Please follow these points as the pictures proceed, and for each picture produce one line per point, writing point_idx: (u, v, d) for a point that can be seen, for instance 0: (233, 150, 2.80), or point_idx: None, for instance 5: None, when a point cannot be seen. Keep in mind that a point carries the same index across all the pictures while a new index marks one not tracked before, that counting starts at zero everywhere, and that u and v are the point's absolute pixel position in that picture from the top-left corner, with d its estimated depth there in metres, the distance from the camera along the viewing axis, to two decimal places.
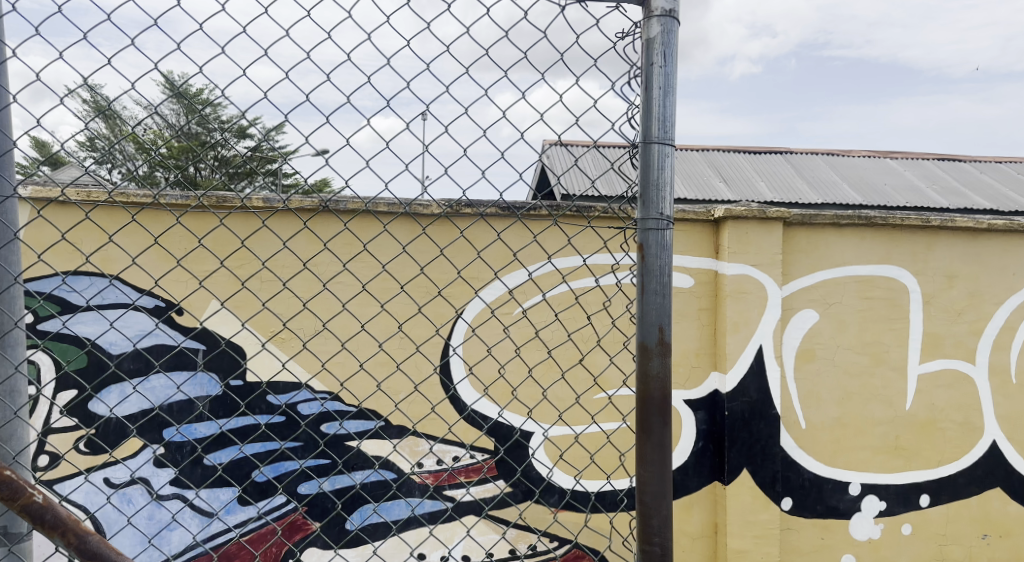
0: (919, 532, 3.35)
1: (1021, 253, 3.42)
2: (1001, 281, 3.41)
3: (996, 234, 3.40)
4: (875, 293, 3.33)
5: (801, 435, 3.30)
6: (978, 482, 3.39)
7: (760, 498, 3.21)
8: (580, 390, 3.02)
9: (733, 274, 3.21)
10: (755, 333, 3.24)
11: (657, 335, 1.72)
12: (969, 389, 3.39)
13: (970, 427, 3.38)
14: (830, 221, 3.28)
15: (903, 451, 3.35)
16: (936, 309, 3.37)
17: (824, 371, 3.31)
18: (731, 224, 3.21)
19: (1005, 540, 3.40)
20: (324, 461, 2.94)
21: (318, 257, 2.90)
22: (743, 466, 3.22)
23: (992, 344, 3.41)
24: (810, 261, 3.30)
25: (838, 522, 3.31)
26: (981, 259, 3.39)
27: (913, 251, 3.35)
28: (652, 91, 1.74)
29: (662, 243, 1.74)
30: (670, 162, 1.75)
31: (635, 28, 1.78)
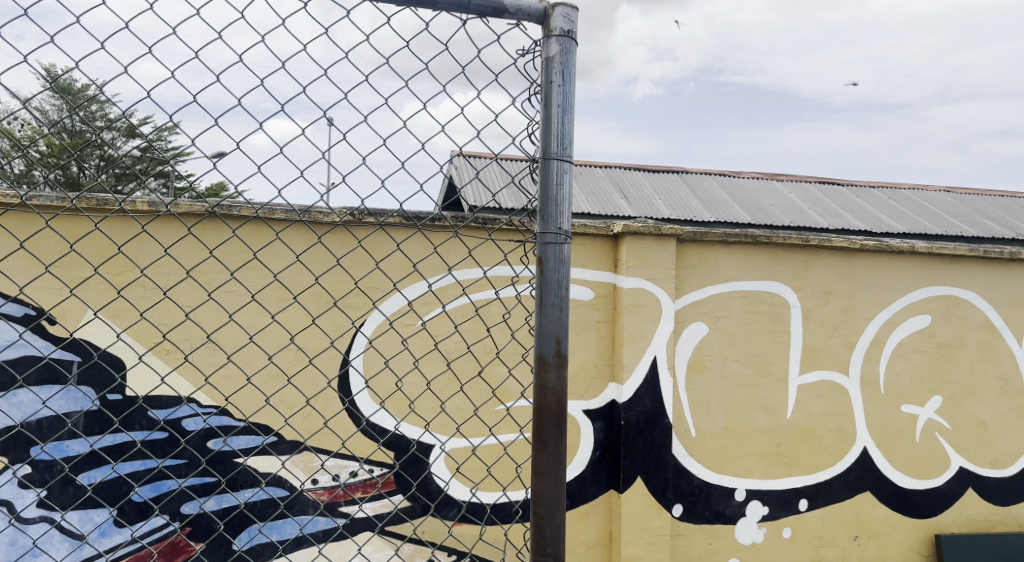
0: (798, 536, 3.53)
1: (889, 271, 3.67)
2: (871, 297, 3.65)
3: (867, 254, 3.64)
4: (760, 307, 3.51)
5: (691, 443, 3.43)
6: (850, 486, 3.60)
7: (652, 505, 3.30)
8: (479, 402, 3.02)
9: (631, 287, 3.31)
10: (650, 344, 3.34)
11: (554, 348, 1.75)
12: (843, 399, 3.61)
13: (843, 434, 3.60)
14: (719, 239, 3.43)
15: (784, 458, 3.53)
16: (814, 322, 3.57)
17: (713, 382, 3.45)
18: (629, 239, 3.31)
19: (874, 540, 3.61)
20: (209, 479, 2.81)
21: (204, 264, 2.78)
22: (638, 475, 3.31)
23: (864, 355, 3.64)
24: (702, 276, 3.44)
25: (725, 527, 3.45)
26: (853, 276, 3.63)
27: (793, 268, 3.55)
28: (551, 108, 1.77)
29: (560, 257, 1.77)
30: (567, 178, 1.79)
31: (535, 47, 1.82)
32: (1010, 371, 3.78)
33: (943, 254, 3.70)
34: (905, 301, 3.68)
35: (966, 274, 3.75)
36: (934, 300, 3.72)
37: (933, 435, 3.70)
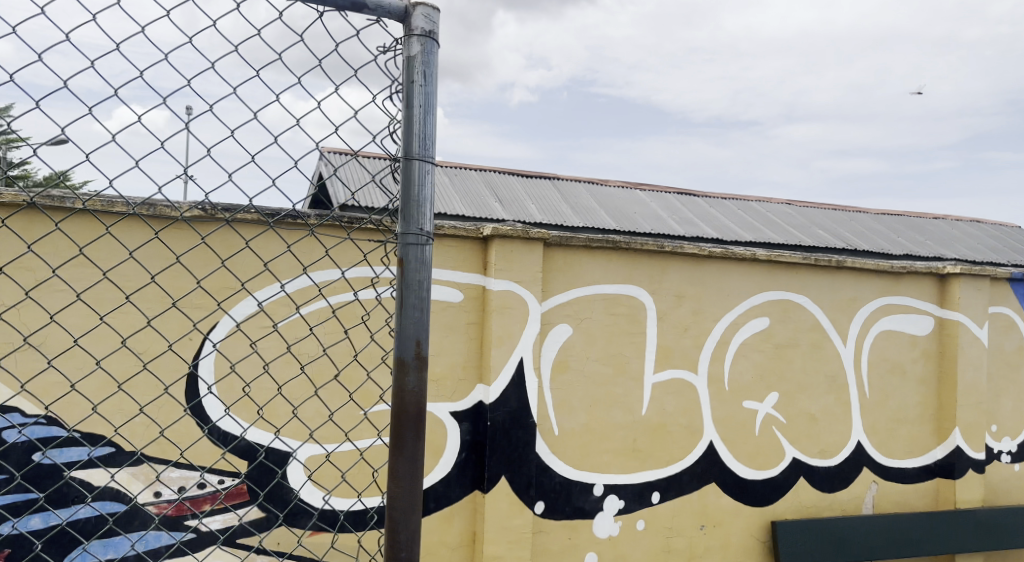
0: (651, 527, 3.69)
1: (734, 276, 3.92)
2: (718, 300, 3.88)
3: (716, 260, 3.87)
4: (619, 309, 3.64)
5: (555, 441, 3.51)
6: (698, 478, 3.80)
7: (515, 503, 3.34)
8: (334, 406, 2.95)
9: (499, 290, 3.34)
10: (517, 346, 3.39)
11: (414, 350, 1.73)
12: (693, 396, 3.81)
13: (692, 429, 3.80)
14: (583, 244, 3.53)
15: (639, 453, 3.68)
16: (668, 324, 3.75)
17: (575, 381, 3.55)
18: (497, 242, 3.34)
19: (718, 528, 3.83)
20: (31, 495, 2.59)
21: (22, 260, 2.56)
22: (501, 474, 3.34)
23: (711, 355, 3.86)
24: (566, 280, 3.53)
25: (583, 523, 3.55)
26: (703, 280, 3.84)
27: (649, 272, 3.71)
28: (412, 109, 1.75)
29: (421, 259, 1.75)
30: (429, 178, 1.78)
31: (396, 46, 1.79)
32: (836, 369, 4.14)
33: (782, 261, 4.00)
34: (747, 304, 3.95)
35: (800, 281, 4.08)
36: (773, 304, 4.01)
37: (770, 428, 3.98)
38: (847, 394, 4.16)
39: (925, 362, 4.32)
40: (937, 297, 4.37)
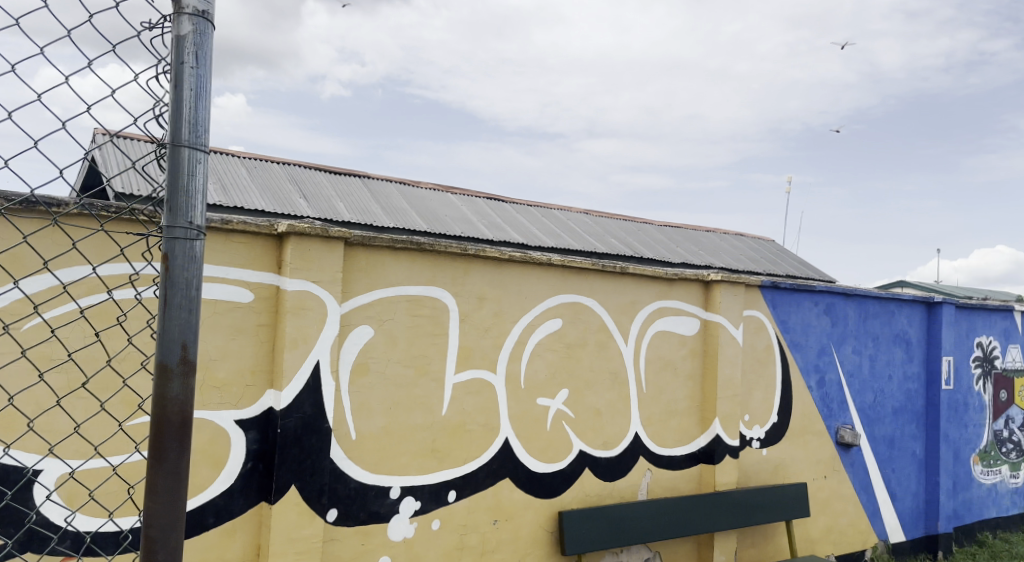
0: (447, 526, 3.70)
1: (532, 279, 4.05)
2: (516, 302, 3.98)
3: (515, 263, 3.97)
4: (422, 311, 3.62)
5: (352, 446, 3.42)
6: (493, 475, 3.87)
7: (305, 512, 3.20)
8: (81, 418, 2.65)
9: (293, 290, 3.19)
10: (313, 349, 3.25)
11: (179, 353, 1.58)
12: (490, 395, 3.87)
13: (489, 427, 3.87)
14: (387, 246, 3.48)
15: (437, 453, 3.68)
16: (470, 325, 3.79)
17: (376, 384, 3.48)
18: (294, 240, 3.18)
19: (509, 522, 3.92)
20: None
21: None
22: (291, 483, 3.18)
23: (509, 355, 3.95)
24: (368, 281, 3.45)
25: (377, 527, 3.48)
26: (503, 283, 3.93)
27: (452, 274, 3.73)
28: (182, 92, 1.60)
29: (190, 254, 1.60)
30: (201, 168, 1.62)
31: (164, 23, 1.63)
32: (619, 366, 4.41)
33: (574, 266, 4.20)
34: (542, 306, 4.09)
35: (589, 285, 4.30)
36: (565, 306, 4.19)
37: (561, 424, 4.16)
38: (627, 389, 4.45)
39: (693, 358, 4.74)
40: (702, 300, 4.81)
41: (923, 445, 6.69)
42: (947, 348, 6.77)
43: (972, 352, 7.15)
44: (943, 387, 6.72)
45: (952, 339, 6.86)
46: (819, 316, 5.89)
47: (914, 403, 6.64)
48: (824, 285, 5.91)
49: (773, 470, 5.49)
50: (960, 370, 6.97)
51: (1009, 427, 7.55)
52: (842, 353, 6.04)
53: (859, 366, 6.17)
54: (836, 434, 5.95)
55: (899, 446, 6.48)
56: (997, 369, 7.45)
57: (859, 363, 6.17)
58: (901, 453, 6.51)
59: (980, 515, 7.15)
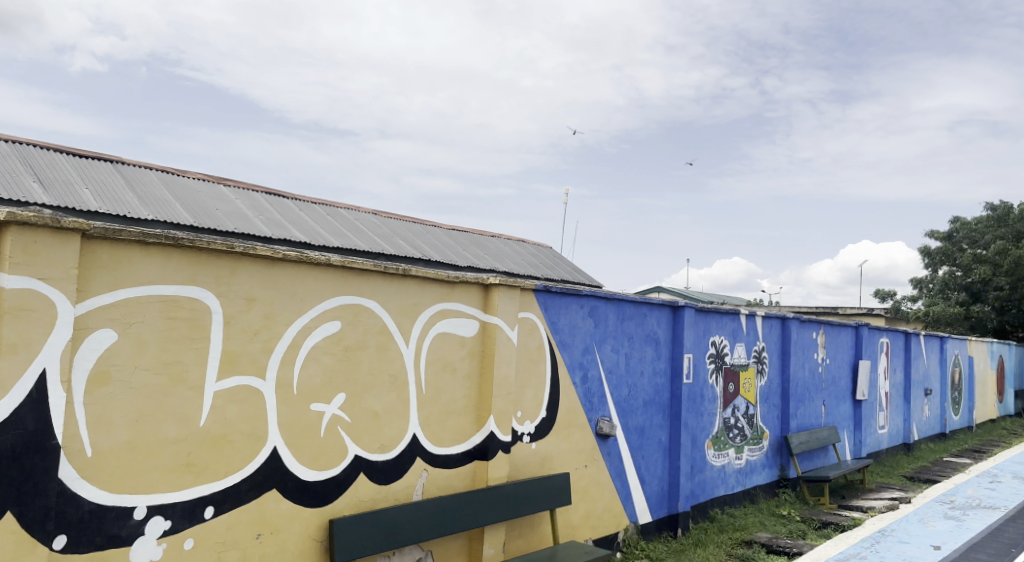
0: (202, 544, 3.55)
1: (309, 280, 4.08)
2: (291, 305, 3.99)
3: (290, 264, 3.98)
4: (176, 313, 3.49)
5: (85, 464, 3.18)
6: (257, 487, 3.80)
7: (25, 541, 2.96)
8: None
9: (13, 288, 2.90)
10: (38, 356, 2.99)
11: None
12: (258, 401, 3.82)
13: (255, 436, 3.80)
14: (134, 238, 3.29)
15: (192, 467, 3.54)
16: (234, 328, 3.71)
17: (116, 394, 3.28)
18: (14, 230, 2.90)
19: (274, 536, 3.86)
20: None
21: None
22: (9, 509, 2.93)
23: (281, 360, 3.94)
24: (110, 278, 3.25)
25: (117, 551, 3.27)
26: (276, 285, 3.92)
27: (216, 274, 3.65)
28: None
29: None
30: None
31: None
32: (399, 369, 4.60)
33: (353, 267, 4.31)
34: (320, 309, 4.14)
35: (370, 286, 4.44)
36: (344, 307, 4.28)
37: (335, 428, 4.21)
38: (406, 391, 4.64)
39: (471, 359, 5.12)
40: (481, 303, 5.24)
41: (667, 434, 7.42)
42: (687, 346, 7.58)
43: (706, 350, 8.06)
44: (683, 381, 7.51)
45: (691, 338, 7.69)
46: (583, 318, 6.29)
47: (662, 396, 7.34)
48: (588, 289, 6.34)
49: (541, 462, 5.78)
50: (698, 366, 7.84)
51: (735, 415, 8.63)
52: (602, 352, 6.52)
53: (616, 363, 6.70)
54: (596, 426, 6.41)
55: (648, 435, 7.13)
56: (727, 364, 8.47)
57: (617, 360, 6.70)
58: (650, 441, 7.16)
59: (712, 494, 8.08)
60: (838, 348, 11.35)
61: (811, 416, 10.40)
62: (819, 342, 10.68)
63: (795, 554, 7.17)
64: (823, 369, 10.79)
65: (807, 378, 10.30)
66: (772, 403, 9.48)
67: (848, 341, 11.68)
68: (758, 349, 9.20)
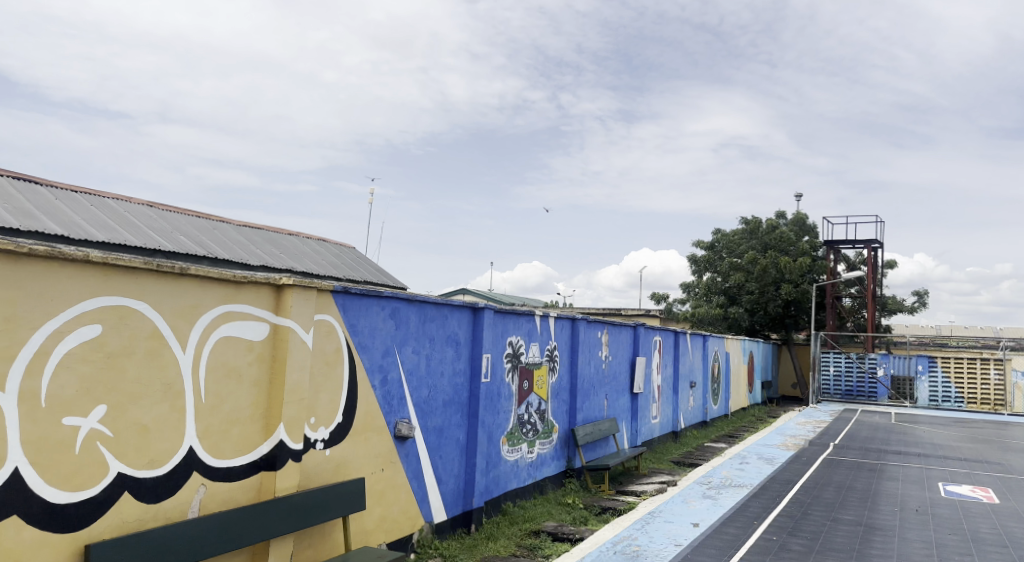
0: None
1: (60, 278, 3.65)
2: (38, 306, 3.54)
3: (37, 260, 3.54)
4: None
5: None
6: None
7: None
8: None
9: None
10: None
11: None
12: None
13: None
14: None
15: None
16: None
17: None
18: None
19: None
20: None
21: None
22: None
23: (24, 369, 3.49)
24: None
25: None
26: (18, 283, 3.46)
27: None
28: None
29: None
30: None
31: None
32: (173, 377, 4.25)
33: (117, 264, 3.90)
34: (75, 310, 3.71)
35: (139, 285, 4.06)
36: (106, 310, 3.87)
37: (95, 444, 3.81)
38: (182, 400, 4.30)
39: (258, 364, 4.85)
40: (273, 305, 4.99)
41: (465, 433, 7.55)
42: (486, 347, 7.77)
43: (504, 349, 8.32)
44: (482, 380, 7.69)
45: (490, 339, 7.91)
46: (383, 319, 6.27)
47: (461, 396, 7.45)
48: (390, 290, 6.32)
49: (335, 469, 5.63)
50: (495, 365, 8.06)
51: (529, 411, 8.98)
52: (403, 354, 6.53)
53: (417, 364, 6.73)
54: (394, 429, 6.38)
55: (446, 435, 7.20)
56: (522, 363, 8.80)
57: (417, 362, 6.73)
58: (448, 441, 7.23)
59: (505, 488, 8.32)
60: (620, 345, 12.23)
61: (595, 410, 11.10)
62: (603, 341, 11.44)
63: (578, 540, 7.61)
64: (607, 366, 11.58)
65: (592, 374, 10.98)
66: (561, 398, 9.98)
67: (628, 339, 12.63)
68: (551, 348, 9.66)
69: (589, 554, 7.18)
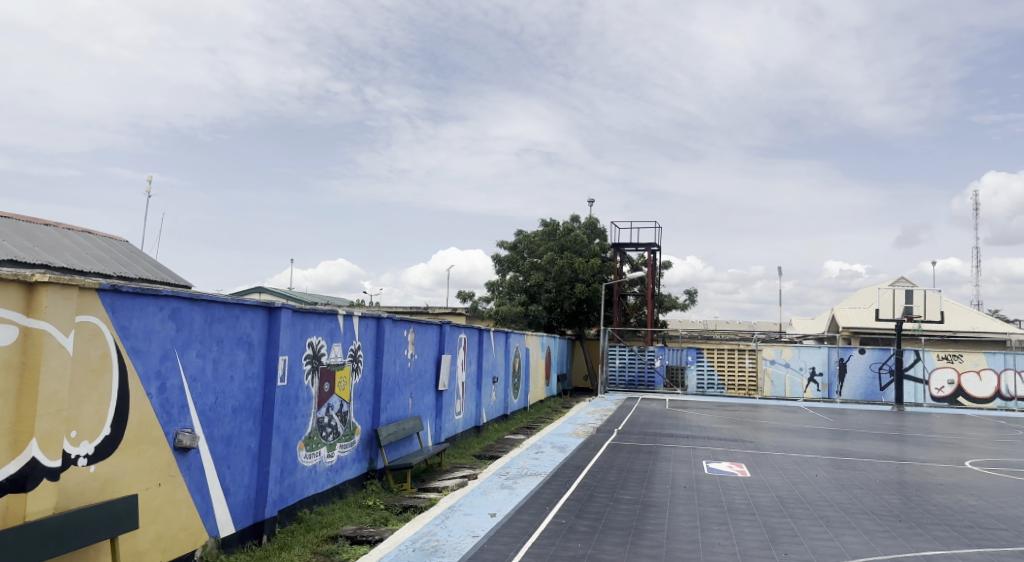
0: None
1: None
2: None
3: None
4: None
5: None
6: None
7: None
8: None
9: None
10: None
11: None
12: None
13: None
14: None
15: None
16: None
17: None
18: None
19: None
20: None
21: None
22: None
23: None
24: None
25: None
26: None
27: None
28: None
29: None
30: None
31: None
32: None
33: None
34: None
35: None
36: None
37: None
38: None
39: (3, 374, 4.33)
40: (22, 305, 4.46)
41: (257, 440, 7.15)
42: (283, 348, 7.41)
43: (303, 350, 7.99)
44: (278, 384, 7.33)
45: (288, 340, 7.56)
46: (162, 321, 5.78)
47: (253, 401, 7.05)
48: (169, 289, 5.84)
49: (101, 487, 5.08)
50: (293, 367, 7.72)
51: (329, 413, 8.70)
52: (185, 358, 6.06)
53: (202, 369, 6.27)
54: (174, 440, 5.90)
55: (235, 443, 6.76)
56: (323, 364, 8.50)
57: (202, 367, 6.27)
58: (237, 449, 6.80)
59: (301, 495, 7.97)
60: (425, 343, 12.24)
61: (399, 409, 11.00)
62: (409, 339, 11.38)
63: (376, 542, 7.51)
64: (412, 364, 11.52)
65: (397, 372, 10.88)
66: (365, 398, 9.77)
67: (433, 337, 12.67)
68: (354, 348, 9.43)
69: (387, 554, 7.10)
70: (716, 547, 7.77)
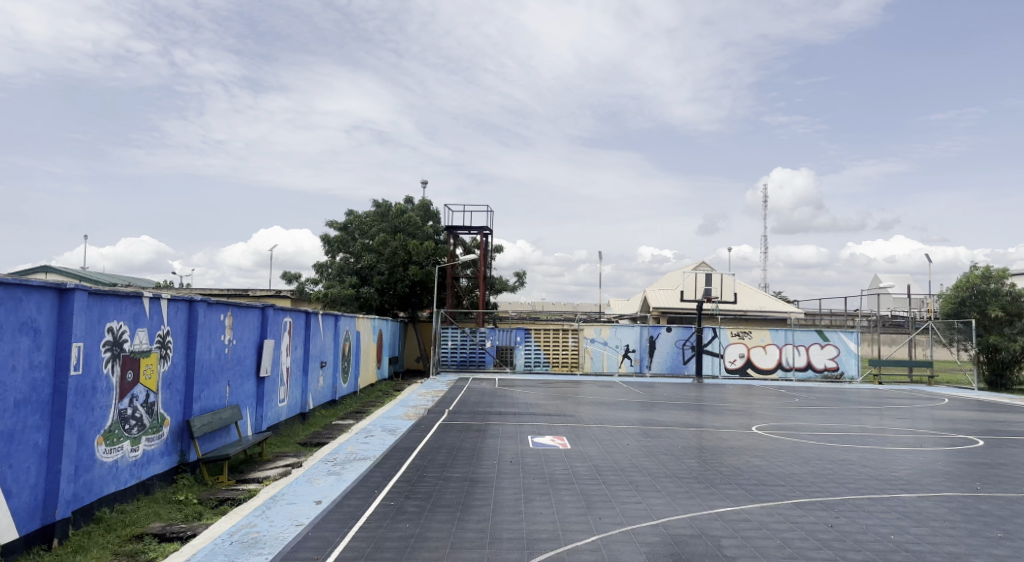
0: None
1: None
2: None
3: None
4: None
5: None
6: None
7: None
8: None
9: None
10: None
11: None
12: None
13: None
14: None
15: None
16: None
17: None
18: None
19: None
20: None
21: None
22: None
23: None
24: None
25: None
26: None
27: None
28: None
29: None
30: None
31: None
32: None
33: None
34: None
35: None
36: None
37: None
38: None
39: None
40: None
41: (45, 436, 6.49)
42: (77, 334, 6.77)
43: (101, 337, 7.34)
44: (70, 373, 6.69)
45: (83, 325, 6.91)
46: None
47: (39, 393, 6.39)
48: None
49: None
50: (89, 355, 7.07)
51: (132, 405, 8.06)
52: None
53: None
54: None
55: (18, 440, 6.10)
56: (125, 352, 7.85)
57: None
58: (20, 446, 6.13)
59: (99, 493, 7.33)
60: (244, 328, 11.65)
61: (215, 398, 10.41)
62: (226, 324, 10.78)
63: (188, 538, 7.10)
64: (229, 350, 10.93)
65: (212, 359, 10.28)
66: (175, 388, 9.15)
67: (253, 321, 12.10)
68: (163, 334, 8.80)
69: (201, 550, 6.74)
70: (538, 516, 8.15)
